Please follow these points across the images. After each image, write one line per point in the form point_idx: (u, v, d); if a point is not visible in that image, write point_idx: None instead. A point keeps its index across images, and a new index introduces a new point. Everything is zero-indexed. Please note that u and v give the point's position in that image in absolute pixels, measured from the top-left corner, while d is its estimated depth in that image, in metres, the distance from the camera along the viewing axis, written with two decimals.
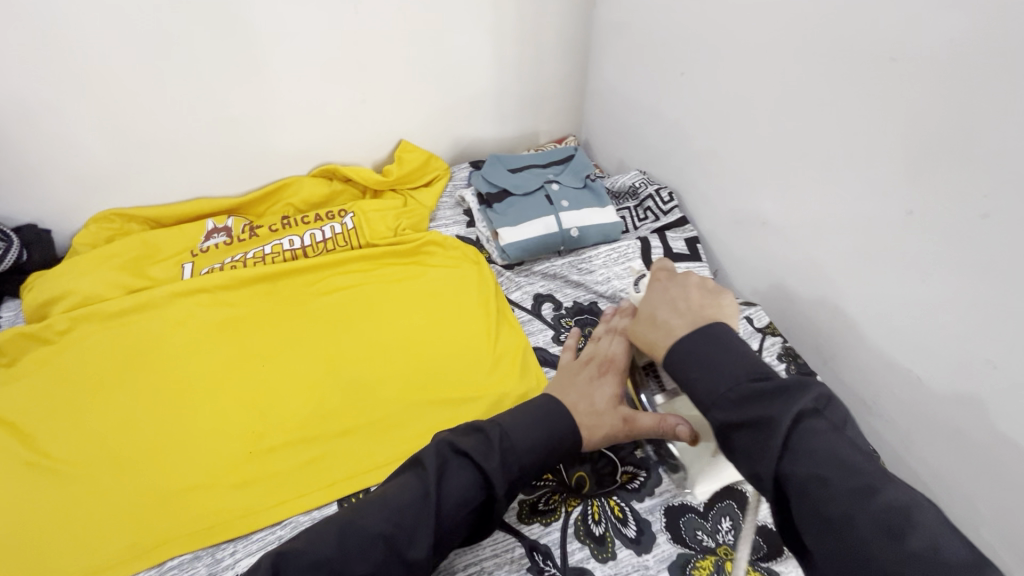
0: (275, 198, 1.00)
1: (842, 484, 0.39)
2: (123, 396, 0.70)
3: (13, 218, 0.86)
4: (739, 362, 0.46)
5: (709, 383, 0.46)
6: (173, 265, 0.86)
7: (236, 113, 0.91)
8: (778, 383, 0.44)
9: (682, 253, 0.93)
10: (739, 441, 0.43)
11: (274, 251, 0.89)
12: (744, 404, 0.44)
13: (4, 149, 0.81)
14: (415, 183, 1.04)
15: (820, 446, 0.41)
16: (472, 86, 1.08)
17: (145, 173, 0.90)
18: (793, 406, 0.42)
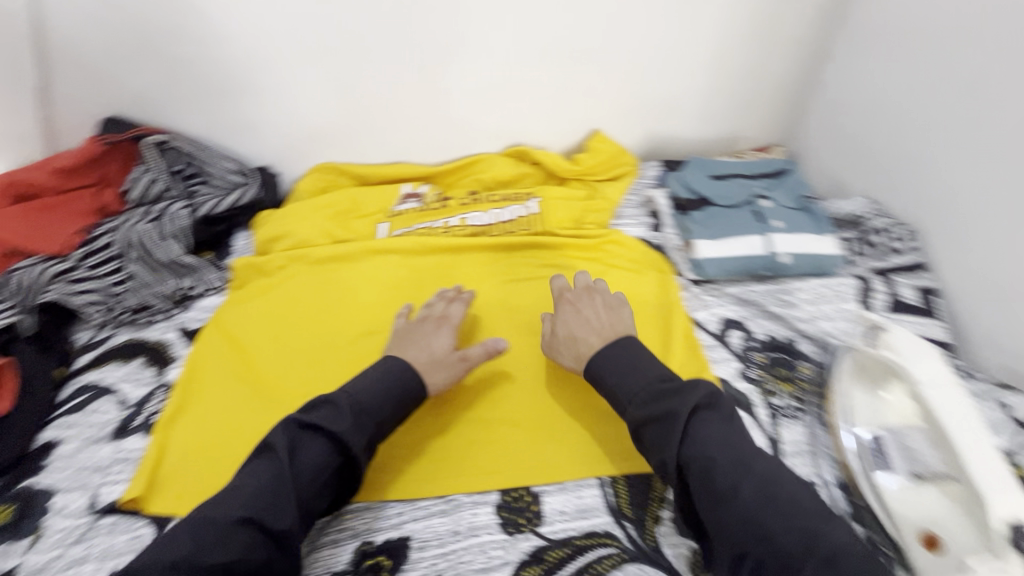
0: (464, 172, 1.01)
1: (723, 460, 0.52)
2: (322, 338, 0.76)
3: (253, 158, 0.98)
4: (647, 371, 0.61)
5: (627, 389, 0.60)
6: (371, 224, 0.92)
7: (450, 85, 0.93)
8: (678, 386, 0.58)
9: (912, 304, 0.76)
10: (650, 432, 0.56)
11: (459, 225, 0.90)
12: (655, 400, 0.57)
13: (258, 98, 0.90)
14: (602, 177, 0.99)
15: (708, 432, 0.54)
16: (682, 80, 1.00)
17: (365, 134, 0.97)
18: (688, 401, 0.55)
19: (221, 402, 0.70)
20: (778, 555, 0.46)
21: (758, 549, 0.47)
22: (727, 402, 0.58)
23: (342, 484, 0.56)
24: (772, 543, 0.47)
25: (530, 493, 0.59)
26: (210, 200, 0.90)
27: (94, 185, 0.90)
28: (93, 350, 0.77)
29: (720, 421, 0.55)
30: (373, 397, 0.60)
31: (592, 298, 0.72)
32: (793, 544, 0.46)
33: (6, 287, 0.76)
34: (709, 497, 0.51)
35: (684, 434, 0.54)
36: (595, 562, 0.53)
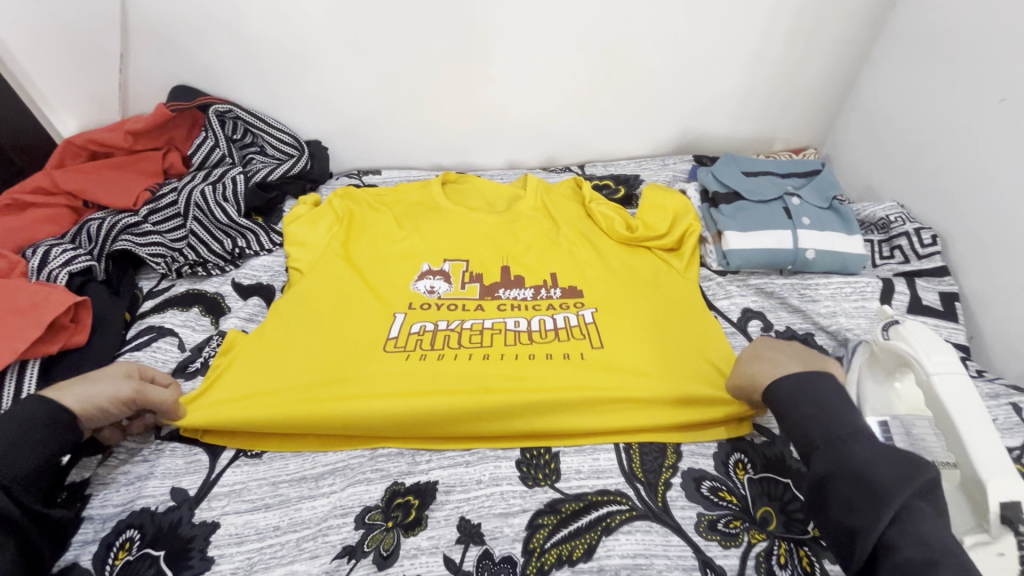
0: (497, 241, 0.91)
1: (919, 535, 0.42)
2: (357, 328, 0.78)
3: (305, 132, 1.04)
4: (856, 423, 0.49)
5: (833, 426, 0.49)
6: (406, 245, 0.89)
7: (495, 71, 0.97)
8: (896, 458, 0.45)
9: (932, 307, 0.78)
10: (838, 491, 0.46)
11: (494, 326, 0.77)
12: (861, 464, 0.46)
13: (312, 74, 0.96)
14: (669, 244, 0.86)
15: (918, 521, 0.43)
16: (719, 78, 1.02)
17: (409, 115, 1.02)
18: (912, 484, 0.43)
19: None
20: None
21: None
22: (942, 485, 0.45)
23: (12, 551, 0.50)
24: None
25: (550, 452, 0.64)
26: (265, 168, 0.97)
27: (161, 148, 0.98)
28: (155, 298, 0.84)
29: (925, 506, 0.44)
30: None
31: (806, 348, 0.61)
32: None
33: (84, 234, 0.84)
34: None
35: (887, 514, 0.43)
36: (605, 518, 0.57)
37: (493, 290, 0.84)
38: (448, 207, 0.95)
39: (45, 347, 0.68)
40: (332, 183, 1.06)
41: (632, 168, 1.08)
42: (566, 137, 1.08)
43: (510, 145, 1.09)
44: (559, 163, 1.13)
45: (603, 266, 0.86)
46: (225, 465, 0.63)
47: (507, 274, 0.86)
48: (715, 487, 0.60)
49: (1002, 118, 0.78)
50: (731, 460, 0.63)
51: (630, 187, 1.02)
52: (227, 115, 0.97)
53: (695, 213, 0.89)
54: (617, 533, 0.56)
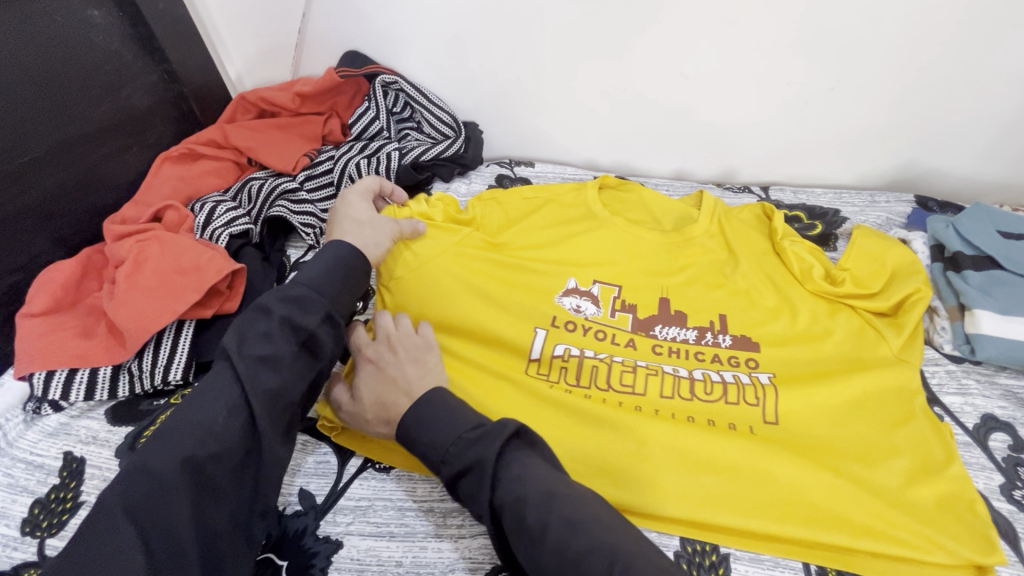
0: (656, 264, 0.78)
1: (573, 529, 0.43)
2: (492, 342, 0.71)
3: (465, 113, 0.97)
4: (454, 421, 0.49)
5: (424, 440, 0.50)
6: (559, 255, 0.80)
7: (691, 69, 0.83)
8: (486, 428, 0.48)
9: None
10: (464, 486, 0.48)
11: (649, 368, 0.67)
12: (464, 449, 0.48)
13: (487, 52, 0.88)
14: (884, 309, 0.69)
15: (524, 471, 0.46)
16: (980, 104, 0.80)
17: (579, 106, 0.92)
18: (493, 445, 0.46)
19: None
20: None
21: None
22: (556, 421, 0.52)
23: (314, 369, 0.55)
24: None
25: (717, 551, 0.55)
26: (419, 147, 0.92)
27: (323, 114, 0.95)
28: (301, 270, 0.83)
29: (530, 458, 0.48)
30: (322, 273, 0.58)
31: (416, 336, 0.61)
32: None
33: (245, 193, 0.85)
34: None
35: (496, 483, 0.46)
36: None
37: (648, 325, 0.73)
38: (606, 217, 0.83)
39: (201, 311, 0.68)
40: (482, 169, 0.99)
41: (830, 200, 0.89)
42: (753, 151, 0.92)
43: (682, 153, 0.95)
44: (736, 179, 0.97)
45: (786, 318, 0.70)
46: (352, 475, 0.59)
47: (666, 308, 0.74)
48: None
49: None
50: None
51: (829, 225, 0.84)
52: (391, 86, 0.92)
53: (926, 275, 0.70)
54: None
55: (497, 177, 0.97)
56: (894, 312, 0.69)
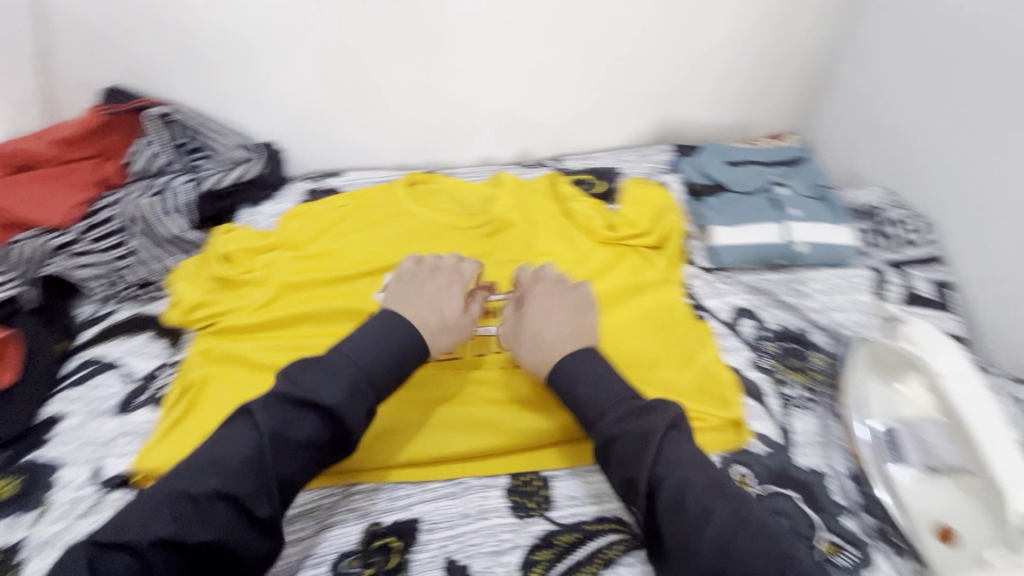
0: (466, 246, 0.84)
1: (699, 483, 0.48)
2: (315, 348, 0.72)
3: (260, 134, 0.97)
4: (610, 386, 0.55)
5: (593, 406, 0.54)
6: (377, 254, 0.83)
7: (462, 63, 0.93)
8: (680, 416, 0.53)
9: (928, 298, 0.75)
10: (619, 449, 0.51)
11: None
12: (634, 416, 0.52)
13: (270, 69, 0.90)
14: (655, 242, 0.81)
15: (683, 454, 0.50)
16: (694, 63, 0.98)
17: (372, 110, 0.97)
18: (666, 417, 0.52)
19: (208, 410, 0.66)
20: None
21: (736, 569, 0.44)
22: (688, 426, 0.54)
23: (335, 448, 0.52)
24: None
25: (540, 478, 0.59)
26: (213, 176, 0.89)
27: (94, 157, 0.87)
28: (96, 325, 0.78)
29: (701, 458, 0.51)
30: (372, 356, 0.55)
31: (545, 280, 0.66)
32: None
33: (6, 257, 0.75)
34: (722, 546, 0.45)
35: (656, 457, 0.50)
36: (605, 548, 0.53)
37: None
38: (417, 211, 0.89)
39: None
40: (290, 188, 0.98)
41: (611, 161, 1.02)
42: (539, 129, 1.03)
43: (481, 141, 1.04)
44: (534, 157, 1.07)
45: (579, 265, 0.80)
46: None
47: (478, 281, 0.80)
48: None
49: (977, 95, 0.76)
50: (734, 474, 0.58)
51: (609, 181, 0.97)
52: (168, 118, 0.89)
53: (678, 209, 0.85)
54: (618, 565, 0.52)
55: (307, 192, 0.97)
56: (662, 243, 0.82)
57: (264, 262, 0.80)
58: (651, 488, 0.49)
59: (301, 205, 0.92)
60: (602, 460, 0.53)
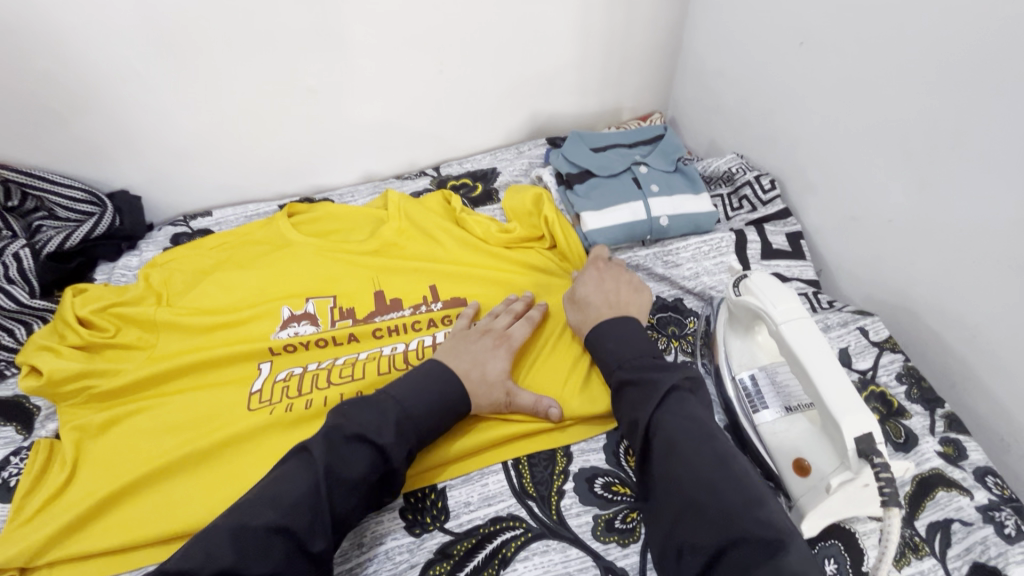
0: (364, 266, 0.82)
1: (692, 431, 0.51)
2: (204, 398, 0.69)
3: (108, 182, 0.90)
4: (644, 346, 0.60)
5: (611, 358, 0.60)
6: (269, 288, 0.80)
7: (316, 84, 0.90)
8: (665, 362, 0.57)
9: (782, 249, 0.83)
10: (629, 394, 0.56)
11: (369, 356, 0.73)
12: (642, 369, 0.57)
13: (105, 115, 0.84)
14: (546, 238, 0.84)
15: (683, 404, 0.53)
16: (552, 57, 1.00)
17: (230, 142, 0.92)
18: (675, 374, 0.55)
19: (89, 485, 0.62)
20: (727, 507, 0.45)
21: (704, 492, 0.47)
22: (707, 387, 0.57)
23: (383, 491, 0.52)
24: (731, 515, 0.45)
25: (435, 489, 0.58)
26: (57, 235, 0.83)
27: None
28: None
29: (697, 399, 0.54)
30: (426, 401, 0.56)
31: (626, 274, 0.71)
32: (740, 505, 0.45)
33: None
34: (702, 470, 0.48)
35: (659, 402, 0.53)
36: (502, 547, 0.53)
37: (367, 318, 0.77)
38: (301, 239, 0.85)
39: None
40: (153, 235, 0.92)
41: (489, 161, 1.03)
42: (412, 139, 1.02)
43: (355, 158, 1.01)
44: (414, 168, 1.07)
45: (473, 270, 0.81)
46: None
47: (382, 299, 0.79)
48: (608, 481, 0.58)
49: (796, 61, 0.83)
50: (621, 449, 0.60)
51: (488, 182, 0.98)
52: None
53: (552, 197, 0.87)
54: (515, 562, 0.52)
55: (172, 237, 0.91)
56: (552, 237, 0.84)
57: (139, 317, 0.75)
58: (648, 427, 0.52)
59: (181, 245, 0.87)
60: (617, 408, 0.58)
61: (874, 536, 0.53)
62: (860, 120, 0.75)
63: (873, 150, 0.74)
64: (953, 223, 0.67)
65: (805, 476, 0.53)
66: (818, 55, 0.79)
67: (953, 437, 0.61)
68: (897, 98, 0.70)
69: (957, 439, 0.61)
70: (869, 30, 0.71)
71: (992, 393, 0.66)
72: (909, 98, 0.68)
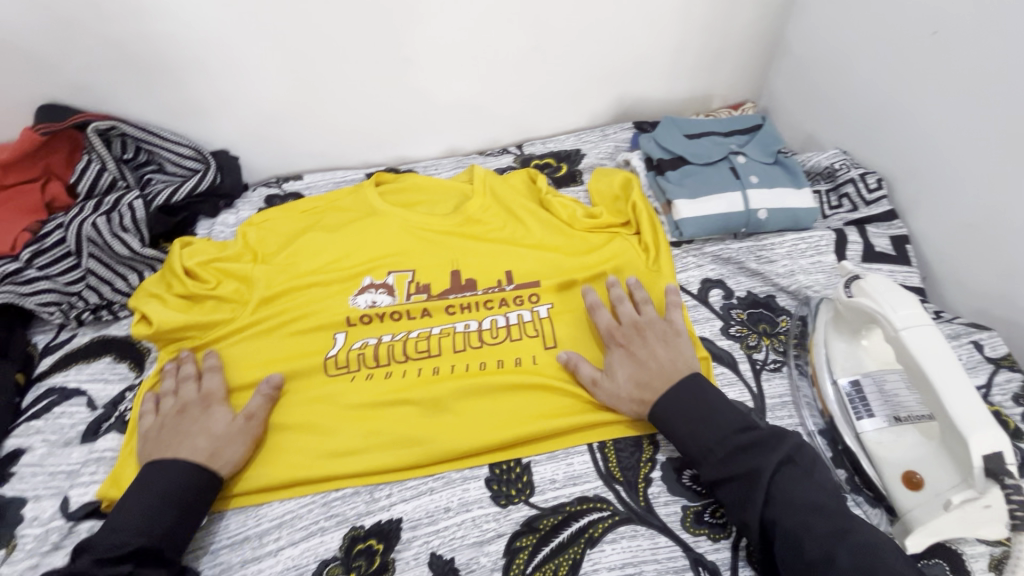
0: (444, 243, 0.83)
1: (820, 528, 0.47)
2: (288, 357, 0.72)
3: (210, 142, 0.94)
4: (725, 418, 0.54)
5: (693, 446, 0.53)
6: (353, 257, 0.81)
7: (409, 55, 0.90)
8: (758, 438, 0.52)
9: (886, 253, 0.78)
10: (727, 491, 0.51)
11: (444, 332, 0.73)
12: (729, 458, 0.51)
13: (211, 77, 0.87)
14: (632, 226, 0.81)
15: (796, 493, 0.49)
16: (648, 38, 0.97)
17: (323, 110, 0.94)
18: (771, 458, 0.50)
19: None
20: None
21: None
22: (812, 451, 0.53)
23: None
24: None
25: (520, 464, 0.59)
26: (167, 188, 0.87)
27: (38, 179, 0.85)
28: (55, 352, 0.76)
29: (809, 478, 0.50)
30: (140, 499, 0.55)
31: (662, 324, 0.64)
32: None
33: None
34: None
35: (769, 500, 0.49)
36: (589, 527, 0.53)
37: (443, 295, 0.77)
38: (387, 210, 0.86)
39: None
40: (248, 196, 0.96)
41: (572, 142, 1.01)
42: (497, 117, 1.02)
43: (440, 132, 1.02)
44: (495, 145, 1.06)
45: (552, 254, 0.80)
46: None
47: (459, 278, 0.79)
48: (697, 473, 0.57)
49: (920, 53, 0.77)
50: None
51: (572, 163, 0.97)
52: (112, 133, 0.86)
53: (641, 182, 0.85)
54: (602, 543, 0.52)
55: (266, 199, 0.94)
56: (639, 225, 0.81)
57: (234, 274, 0.79)
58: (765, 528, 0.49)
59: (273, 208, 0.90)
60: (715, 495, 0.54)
61: (983, 560, 0.50)
62: (993, 119, 0.69)
63: (1006, 152, 0.68)
64: None
65: (916, 490, 0.51)
66: (949, 46, 0.73)
67: None
68: None
69: None
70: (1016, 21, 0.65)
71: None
72: None
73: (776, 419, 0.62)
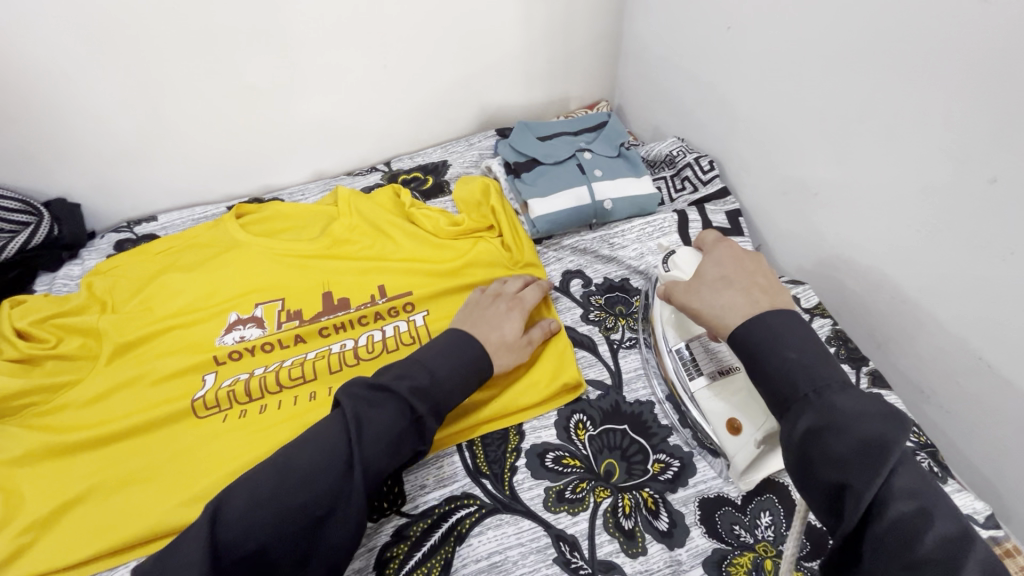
0: (313, 267, 0.81)
1: (940, 526, 0.39)
2: (144, 408, 0.68)
3: (43, 192, 0.87)
4: (836, 369, 0.47)
5: (801, 378, 0.47)
6: (214, 294, 0.78)
7: (256, 83, 0.89)
8: (881, 406, 0.44)
9: (722, 227, 0.86)
10: (835, 447, 0.42)
11: (317, 356, 0.73)
12: (852, 414, 0.43)
13: (32, 121, 0.81)
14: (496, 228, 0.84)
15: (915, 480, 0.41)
16: (497, 48, 1.01)
17: (173, 145, 0.91)
18: (902, 434, 0.42)
19: (29, 499, 0.61)
20: None
21: None
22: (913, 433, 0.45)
23: None
24: None
25: (391, 476, 0.59)
26: None
27: None
28: None
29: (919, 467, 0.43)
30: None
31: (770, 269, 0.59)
32: None
33: None
34: None
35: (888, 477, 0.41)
36: (457, 525, 0.55)
37: (314, 319, 0.76)
38: (247, 240, 0.84)
39: None
40: (97, 243, 0.90)
41: (439, 153, 1.04)
42: (362, 137, 1.03)
43: (305, 156, 1.01)
44: (364, 164, 1.07)
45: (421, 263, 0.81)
46: None
47: (329, 300, 0.78)
48: (559, 455, 0.60)
49: (725, 48, 0.87)
50: (571, 423, 0.63)
51: (439, 174, 0.99)
52: None
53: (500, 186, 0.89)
54: (470, 538, 0.54)
55: (115, 244, 0.89)
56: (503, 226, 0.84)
57: (78, 328, 0.73)
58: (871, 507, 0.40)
59: (122, 252, 0.85)
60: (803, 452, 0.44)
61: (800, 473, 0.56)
62: (783, 101, 0.79)
63: (798, 129, 0.78)
64: (866, 194, 0.71)
65: (737, 435, 0.57)
66: (744, 41, 0.82)
67: (875, 392, 0.66)
68: (813, 79, 0.73)
69: (880, 394, 0.66)
70: (786, 16, 0.75)
71: (915, 348, 0.70)
72: (823, 80, 0.72)
73: (631, 392, 0.67)
